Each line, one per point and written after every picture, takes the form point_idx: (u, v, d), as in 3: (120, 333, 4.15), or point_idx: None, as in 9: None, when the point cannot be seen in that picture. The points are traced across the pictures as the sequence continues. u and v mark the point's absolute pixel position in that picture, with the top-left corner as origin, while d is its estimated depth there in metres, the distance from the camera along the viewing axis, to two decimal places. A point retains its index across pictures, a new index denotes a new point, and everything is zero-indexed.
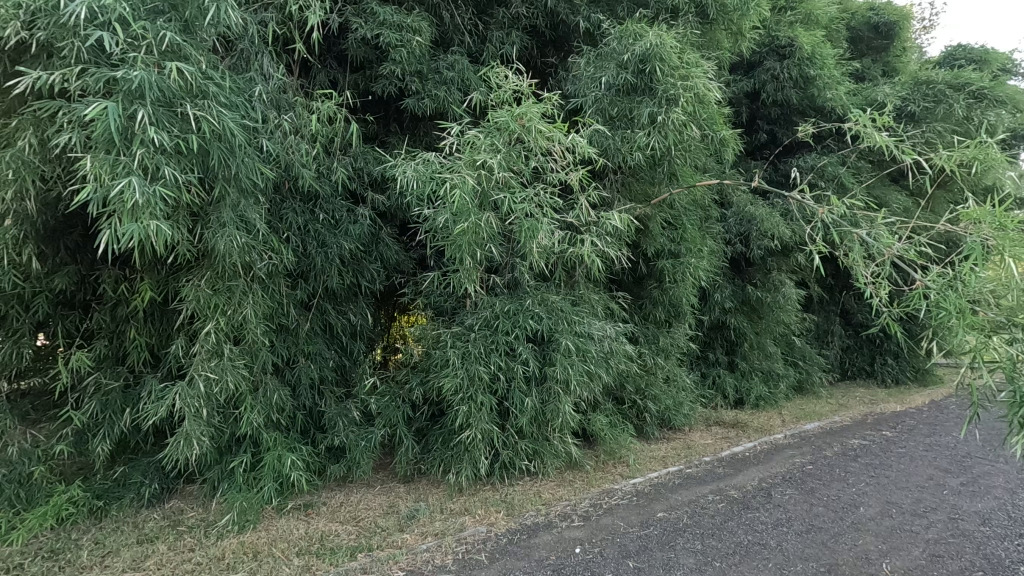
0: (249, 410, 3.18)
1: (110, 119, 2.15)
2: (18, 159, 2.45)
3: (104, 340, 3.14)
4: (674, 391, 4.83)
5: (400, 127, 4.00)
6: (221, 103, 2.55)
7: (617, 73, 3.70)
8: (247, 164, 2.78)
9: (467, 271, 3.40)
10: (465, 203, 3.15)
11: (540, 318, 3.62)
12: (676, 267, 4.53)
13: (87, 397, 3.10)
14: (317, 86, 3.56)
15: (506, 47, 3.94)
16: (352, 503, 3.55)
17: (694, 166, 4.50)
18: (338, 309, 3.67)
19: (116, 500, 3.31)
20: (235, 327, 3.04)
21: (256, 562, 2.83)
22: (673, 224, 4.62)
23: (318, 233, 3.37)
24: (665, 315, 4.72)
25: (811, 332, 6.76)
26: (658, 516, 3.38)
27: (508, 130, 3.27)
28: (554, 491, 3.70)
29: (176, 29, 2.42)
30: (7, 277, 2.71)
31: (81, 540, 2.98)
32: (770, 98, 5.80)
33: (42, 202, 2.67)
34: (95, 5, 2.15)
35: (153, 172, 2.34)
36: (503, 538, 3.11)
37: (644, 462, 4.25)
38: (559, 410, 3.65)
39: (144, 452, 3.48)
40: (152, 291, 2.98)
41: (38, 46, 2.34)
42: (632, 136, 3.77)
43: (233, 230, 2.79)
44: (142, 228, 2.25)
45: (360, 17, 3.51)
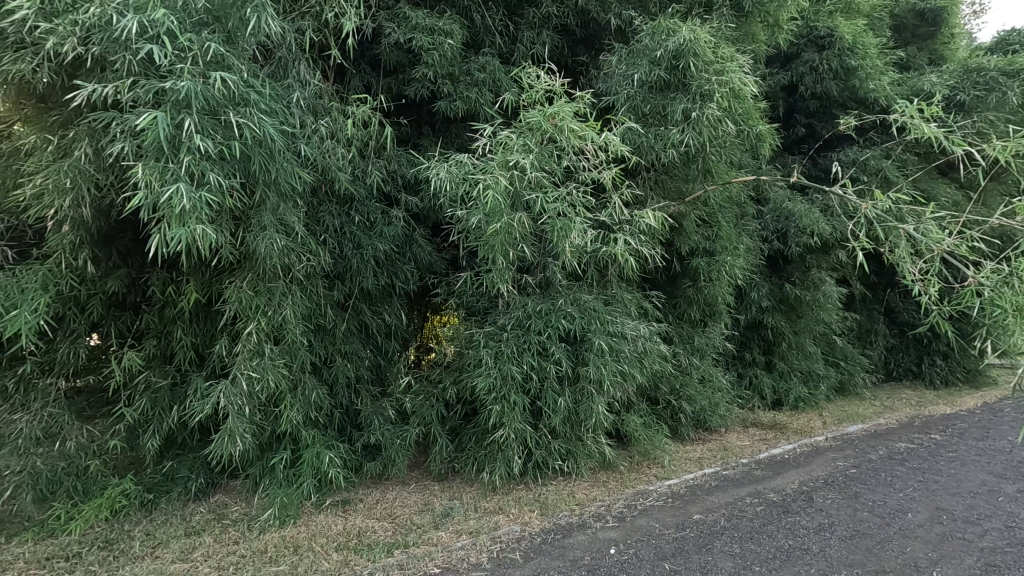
0: (289, 408, 3.27)
1: (159, 128, 2.24)
2: (75, 168, 2.59)
3: (153, 340, 3.28)
4: (710, 392, 4.74)
5: (433, 129, 4.05)
6: (262, 110, 2.63)
7: (650, 70, 3.66)
8: (286, 169, 2.86)
9: (500, 271, 3.41)
10: (498, 204, 3.17)
11: (572, 317, 3.61)
12: (711, 266, 4.45)
13: (137, 394, 3.24)
14: (352, 91, 3.64)
15: (537, 47, 3.94)
16: (388, 500, 3.61)
17: (729, 162, 4.41)
18: (373, 309, 3.75)
19: (165, 494, 3.45)
20: (276, 327, 3.13)
21: (297, 556, 2.91)
22: (707, 222, 4.54)
23: (354, 235, 3.44)
24: (700, 315, 4.64)
25: (853, 332, 6.54)
26: (694, 518, 3.32)
27: (540, 129, 3.27)
28: (587, 492, 3.69)
29: (219, 40, 2.51)
30: (64, 280, 2.85)
31: (133, 531, 3.12)
32: (809, 91, 5.64)
33: (96, 208, 2.80)
34: (145, 20, 2.25)
35: (199, 179, 2.43)
36: (537, 538, 3.11)
37: (680, 463, 4.19)
38: (592, 411, 3.64)
39: (190, 447, 3.62)
40: (197, 292, 3.10)
41: (93, 61, 2.45)
42: (666, 134, 3.72)
43: (273, 233, 2.87)
44: (189, 232, 2.34)
45: (393, 21, 3.57)
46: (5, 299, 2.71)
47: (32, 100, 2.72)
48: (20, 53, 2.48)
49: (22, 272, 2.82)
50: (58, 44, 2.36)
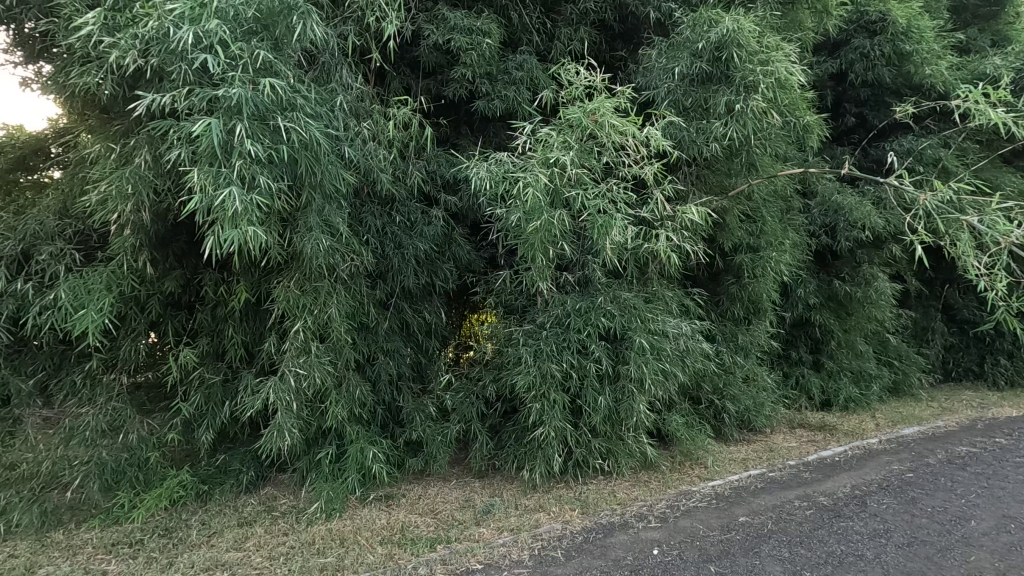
0: (335, 404, 3.35)
1: (213, 134, 2.34)
2: (136, 174, 2.72)
3: (206, 338, 3.43)
4: (754, 392, 4.60)
5: (471, 128, 4.08)
6: (308, 114, 2.71)
7: (691, 63, 3.58)
8: (331, 171, 2.93)
9: (540, 269, 3.41)
10: (538, 202, 3.16)
11: (612, 315, 3.58)
12: (755, 262, 4.34)
13: (192, 390, 3.38)
14: (392, 93, 3.69)
15: (574, 43, 3.92)
16: (430, 496, 3.67)
17: (775, 155, 4.28)
18: (414, 307, 3.81)
19: (218, 485, 3.60)
20: (321, 325, 3.22)
21: (343, 548, 2.99)
22: (752, 217, 4.42)
23: (395, 235, 3.51)
24: (744, 312, 4.53)
25: (908, 329, 6.25)
26: (740, 520, 3.25)
27: (581, 126, 3.25)
28: (629, 492, 3.65)
29: (268, 48, 2.59)
30: (127, 281, 3.01)
31: (190, 520, 3.27)
32: (859, 79, 5.41)
33: (155, 212, 2.94)
34: (200, 30, 2.33)
35: (250, 182, 2.52)
36: (579, 536, 3.10)
37: (724, 464, 4.09)
38: (633, 410, 3.60)
39: (241, 441, 3.76)
40: (247, 291, 3.22)
41: (152, 72, 2.57)
42: (709, 127, 3.64)
43: (319, 234, 2.95)
44: (241, 234, 2.43)
45: (432, 23, 3.61)
46: (74, 299, 2.87)
47: (96, 111, 2.95)
48: (87, 67, 2.63)
49: (89, 274, 2.98)
50: (120, 57, 2.49)
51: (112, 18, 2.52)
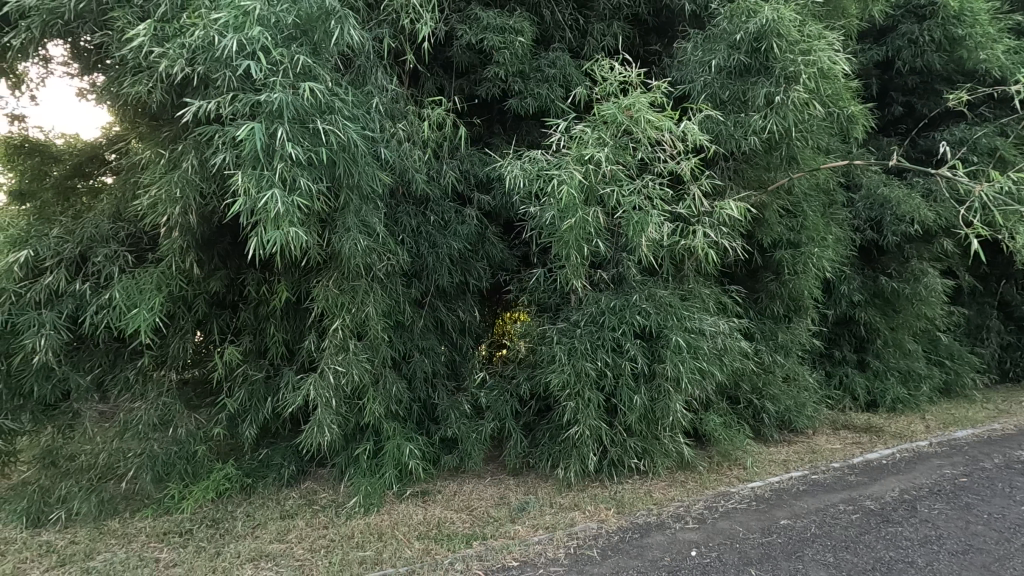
0: (372, 400, 3.42)
1: (256, 138, 2.40)
2: (184, 178, 2.83)
3: (249, 336, 3.54)
4: (795, 391, 4.48)
5: (504, 127, 4.09)
6: (346, 116, 2.77)
7: (728, 55, 3.51)
8: (368, 172, 2.99)
9: (574, 267, 3.39)
10: (573, 199, 3.15)
11: (648, 313, 3.54)
12: (796, 259, 4.22)
13: (236, 386, 3.50)
14: (426, 94, 3.73)
15: (607, 39, 3.89)
16: (465, 492, 3.71)
17: (817, 147, 4.15)
18: (448, 306, 3.86)
19: (261, 479, 3.72)
20: (359, 323, 3.29)
21: (381, 542, 3.04)
22: (792, 211, 4.29)
23: (429, 234, 3.55)
24: (784, 309, 4.41)
25: (960, 328, 5.97)
26: (782, 523, 3.16)
27: (615, 122, 3.22)
28: (665, 492, 3.60)
29: (307, 52, 2.65)
30: (175, 281, 3.14)
31: (235, 512, 3.39)
32: (907, 66, 5.18)
33: (201, 215, 3.05)
34: (243, 37, 2.41)
35: (291, 185, 2.59)
36: (615, 535, 3.08)
37: (764, 465, 3.99)
38: (670, 409, 3.56)
39: (283, 436, 3.87)
40: (288, 291, 3.31)
41: (198, 80, 2.66)
42: (747, 120, 3.56)
43: (356, 234, 3.01)
44: (283, 234, 2.50)
45: (465, 23, 3.63)
46: (127, 299, 3.01)
47: (147, 118, 3.09)
48: (138, 77, 2.75)
49: (140, 274, 3.11)
50: (169, 66, 2.59)
51: (160, 29, 2.62)
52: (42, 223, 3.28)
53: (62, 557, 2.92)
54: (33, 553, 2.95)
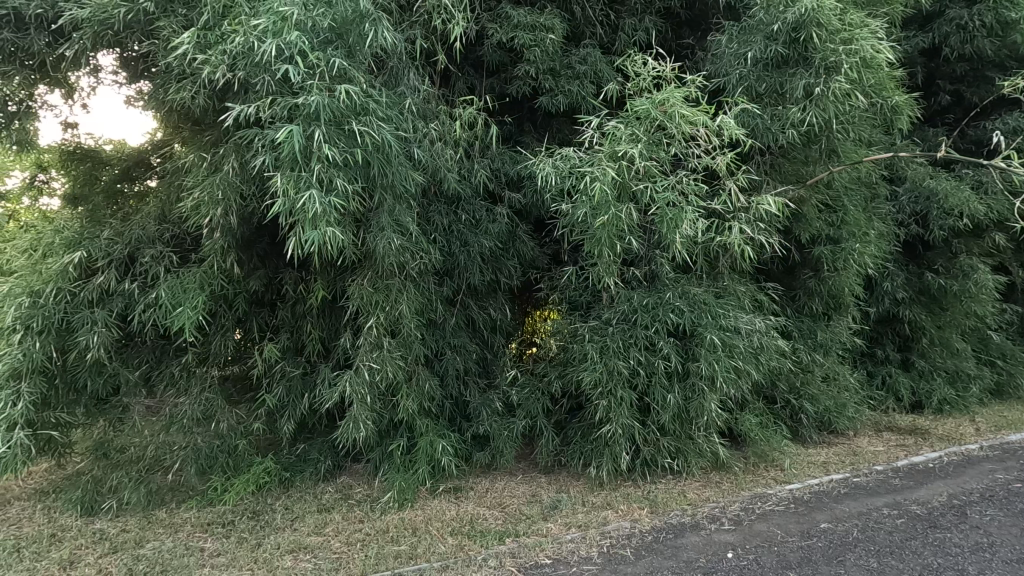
0: (405, 397, 3.47)
1: (295, 141, 2.46)
2: (225, 181, 2.92)
3: (287, 333, 3.63)
4: (835, 392, 4.35)
5: (534, 124, 4.09)
6: (380, 117, 2.81)
7: (766, 47, 3.42)
8: (402, 172, 3.02)
9: (606, 264, 3.36)
10: (606, 196, 3.12)
11: (681, 311, 3.49)
12: (836, 255, 4.09)
13: (275, 382, 3.60)
14: (457, 94, 3.74)
15: (639, 34, 3.85)
16: (497, 489, 3.73)
17: (858, 139, 4.01)
18: (480, 304, 3.87)
19: (299, 473, 3.81)
20: (393, 321, 3.35)
21: (415, 537, 3.09)
22: (832, 206, 4.16)
23: (461, 233, 3.58)
24: (823, 307, 4.29)
25: (1013, 326, 5.70)
26: (822, 526, 3.08)
27: (649, 117, 3.18)
28: (700, 492, 3.55)
29: (342, 55, 2.70)
30: (218, 280, 3.24)
31: (274, 505, 3.49)
32: (955, 53, 4.96)
33: (242, 216, 3.14)
34: (282, 42, 2.46)
35: (328, 185, 2.64)
36: (649, 535, 3.05)
37: (802, 467, 3.90)
38: (704, 408, 3.51)
39: (319, 432, 3.95)
40: (324, 289, 3.39)
41: (239, 84, 2.74)
42: (786, 113, 3.47)
43: (390, 233, 3.06)
44: (321, 234, 2.56)
45: (495, 22, 3.64)
46: (173, 298, 3.12)
47: (190, 123, 3.19)
48: (183, 83, 2.85)
49: (184, 274, 3.22)
50: (211, 72, 2.67)
51: (203, 36, 2.70)
52: (93, 225, 3.43)
53: (114, 545, 3.05)
54: (88, 540, 3.10)
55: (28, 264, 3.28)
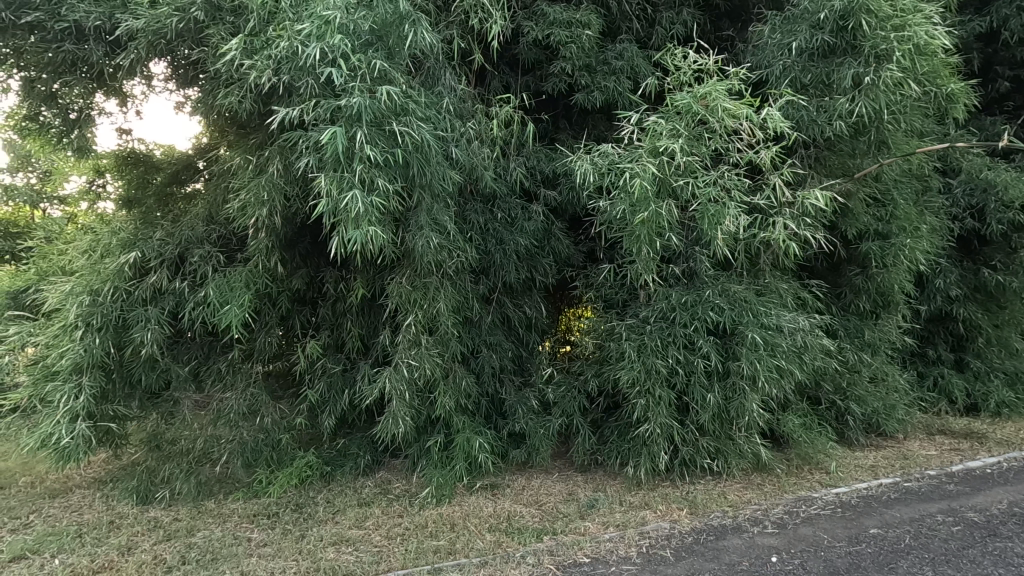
0: (442, 394, 3.51)
1: (338, 141, 2.51)
2: (271, 182, 3.01)
3: (328, 330, 3.72)
4: (883, 393, 4.19)
5: (570, 122, 4.07)
6: (420, 118, 2.84)
7: (811, 36, 3.32)
8: (440, 172, 3.05)
9: (645, 262, 3.32)
10: (645, 193, 3.07)
11: (721, 309, 3.43)
12: (885, 250, 3.93)
13: (316, 378, 3.68)
14: (493, 92, 3.75)
15: (677, 27, 3.79)
16: (534, 487, 3.74)
17: (909, 130, 3.85)
18: (515, 302, 3.88)
19: (339, 467, 3.90)
20: (431, 319, 3.39)
21: (454, 533, 3.12)
22: (880, 200, 3.99)
23: (497, 231, 3.59)
24: (871, 305, 4.14)
25: None
26: (871, 532, 2.98)
27: (690, 112, 3.12)
28: (741, 494, 3.49)
29: (383, 57, 2.73)
30: (264, 279, 3.34)
31: (317, 498, 3.59)
32: (1016, 37, 4.70)
33: (285, 216, 3.23)
34: (325, 45, 2.51)
35: (369, 185, 2.69)
36: (689, 537, 3.01)
37: (849, 470, 3.77)
38: (745, 409, 3.44)
39: (358, 427, 4.04)
40: (364, 288, 3.46)
41: (283, 87, 2.81)
42: (833, 104, 3.35)
43: (429, 232, 3.09)
44: (363, 233, 2.61)
45: (531, 20, 3.63)
46: (220, 296, 3.22)
47: (237, 127, 3.30)
48: (230, 88, 2.94)
49: (231, 273, 3.32)
50: (257, 77, 2.74)
51: (249, 42, 2.78)
52: (147, 227, 3.58)
53: (168, 532, 3.19)
54: (143, 527, 3.25)
55: (87, 264, 3.45)
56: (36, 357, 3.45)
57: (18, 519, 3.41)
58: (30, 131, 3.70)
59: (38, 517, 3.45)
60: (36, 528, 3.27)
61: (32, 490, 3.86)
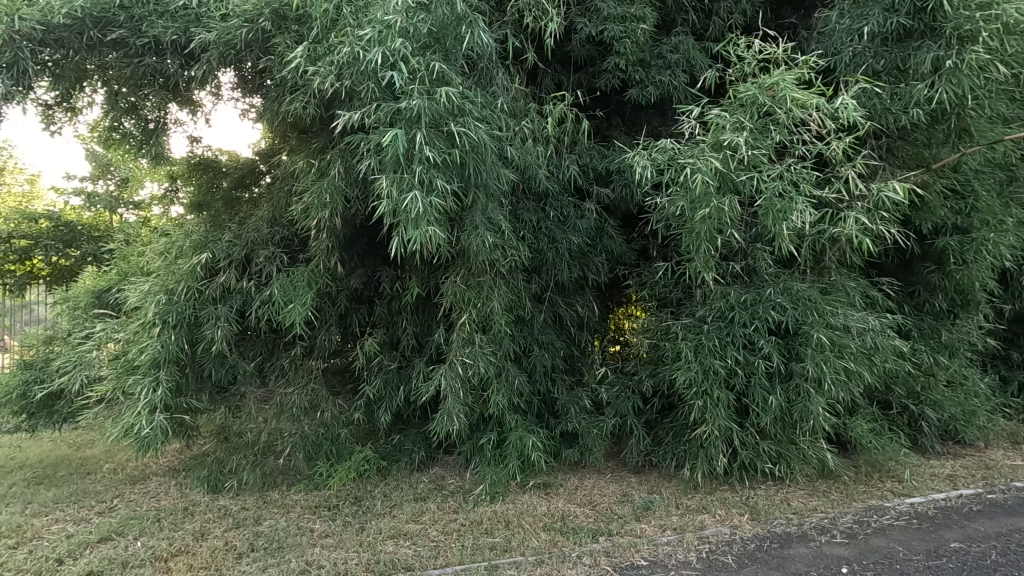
0: (496, 392, 3.52)
1: (399, 144, 2.56)
2: (333, 185, 3.12)
3: (383, 328, 3.81)
4: (962, 398, 3.93)
5: (623, 118, 4.01)
6: (477, 118, 2.87)
7: (885, 19, 3.14)
8: (495, 172, 3.07)
9: (704, 260, 3.23)
10: (706, 189, 2.99)
11: (784, 308, 3.29)
12: (965, 246, 3.69)
13: (373, 375, 3.76)
14: (546, 90, 3.75)
15: (735, 17, 3.68)
16: (587, 487, 3.72)
17: (993, 115, 3.59)
18: (568, 301, 3.84)
19: (395, 462, 3.99)
20: (484, 317, 3.41)
21: (509, 530, 3.13)
22: (959, 191, 3.72)
23: (550, 230, 3.57)
24: (948, 304, 3.90)
25: None
26: (952, 546, 2.80)
27: (755, 104, 3.00)
28: (806, 501, 3.35)
29: (440, 59, 2.78)
30: (324, 278, 3.45)
31: (375, 491, 3.69)
32: None
33: (345, 216, 3.33)
34: (387, 50, 2.57)
35: (428, 186, 2.73)
36: (751, 543, 2.91)
37: (924, 479, 3.57)
38: (810, 412, 3.30)
39: (413, 424, 4.12)
40: (419, 286, 3.53)
41: (345, 92, 2.89)
42: (909, 91, 3.20)
43: (484, 231, 3.11)
44: (422, 232, 2.65)
45: (584, 16, 3.60)
46: (284, 295, 3.34)
47: (300, 131, 3.43)
48: (296, 95, 3.05)
49: (293, 273, 3.44)
50: (322, 83, 2.84)
51: (313, 49, 2.88)
52: (216, 229, 3.76)
53: (237, 520, 3.35)
54: (214, 515, 3.42)
55: (164, 265, 3.66)
56: (118, 352, 3.67)
57: (103, 503, 3.66)
58: (113, 141, 3.96)
59: (122, 501, 3.69)
60: (120, 511, 3.49)
61: (115, 476, 4.14)
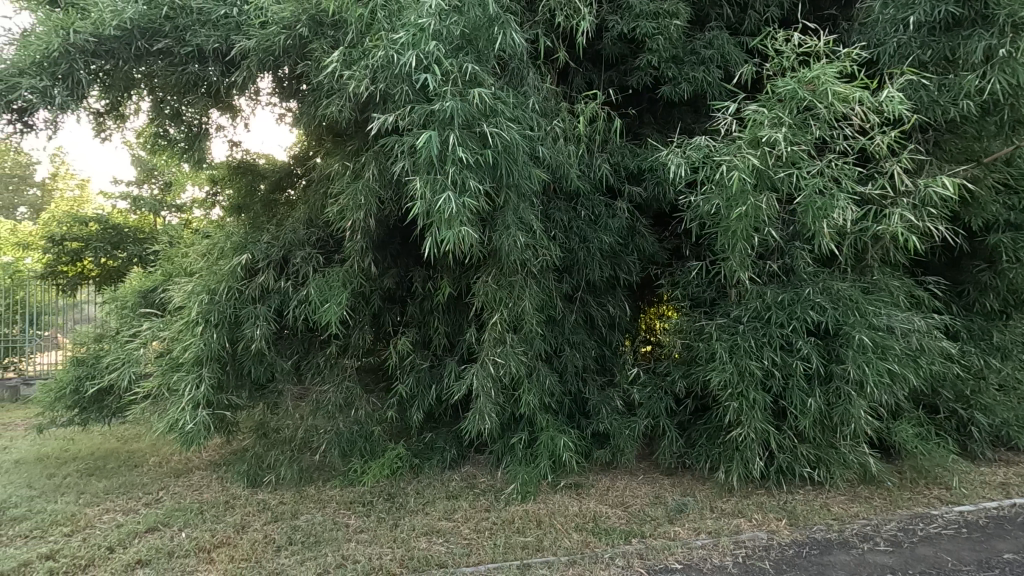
0: (527, 392, 3.53)
1: (433, 145, 2.58)
2: (367, 187, 3.17)
3: (415, 327, 3.86)
4: (1015, 402, 3.76)
5: (655, 115, 3.96)
6: (508, 118, 2.88)
7: (932, 8, 3.00)
8: (527, 172, 3.07)
9: (739, 259, 3.17)
10: (743, 186, 2.92)
11: (824, 308, 3.20)
12: (1019, 243, 3.52)
13: (405, 374, 3.81)
14: (577, 89, 3.73)
15: (772, 10, 3.61)
16: (619, 488, 3.70)
17: None
18: (599, 300, 3.82)
19: (427, 460, 4.04)
20: (516, 317, 3.42)
21: (540, 530, 3.14)
22: (1012, 186, 3.55)
23: (581, 229, 3.55)
24: (1000, 304, 3.74)
25: None
26: (1005, 557, 2.68)
27: (794, 99, 2.93)
28: (847, 507, 3.25)
29: (472, 60, 2.80)
30: (358, 278, 3.51)
31: (408, 489, 3.74)
32: None
33: (379, 217, 3.38)
34: (420, 53, 2.60)
35: (460, 186, 2.75)
36: (790, 549, 2.84)
37: (973, 487, 3.43)
38: (851, 415, 3.20)
39: (444, 422, 4.16)
40: (450, 286, 3.56)
41: (379, 94, 2.93)
42: (958, 82, 3.06)
43: (515, 231, 3.12)
44: (455, 232, 2.68)
45: (616, 13, 3.57)
46: (320, 295, 3.39)
47: (335, 135, 3.51)
48: (332, 99, 3.12)
49: (329, 274, 3.50)
50: (357, 86, 2.89)
51: (348, 54, 2.94)
52: (255, 231, 3.87)
53: (275, 514, 3.44)
54: (254, 508, 3.52)
55: (206, 265, 3.78)
56: (163, 350, 3.82)
57: (150, 495, 3.81)
58: (159, 147, 4.12)
59: (167, 493, 3.84)
60: (165, 503, 3.63)
61: (160, 469, 4.30)
